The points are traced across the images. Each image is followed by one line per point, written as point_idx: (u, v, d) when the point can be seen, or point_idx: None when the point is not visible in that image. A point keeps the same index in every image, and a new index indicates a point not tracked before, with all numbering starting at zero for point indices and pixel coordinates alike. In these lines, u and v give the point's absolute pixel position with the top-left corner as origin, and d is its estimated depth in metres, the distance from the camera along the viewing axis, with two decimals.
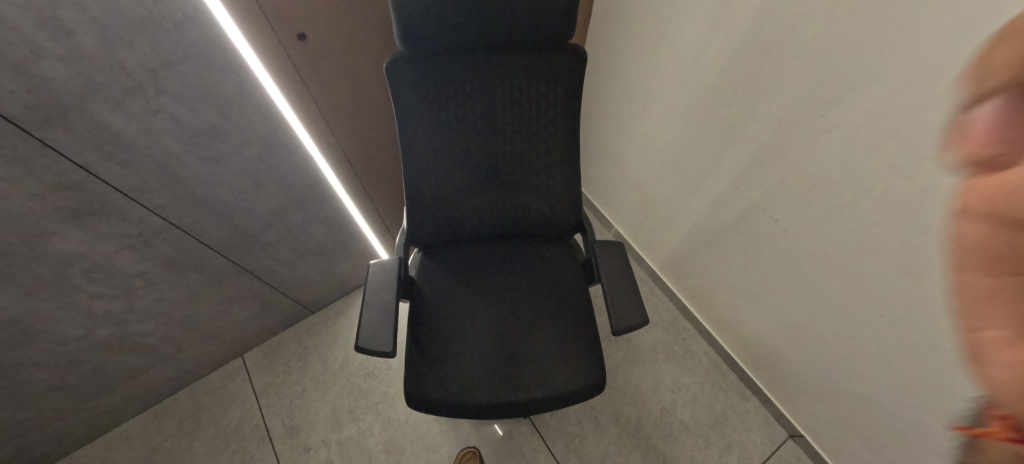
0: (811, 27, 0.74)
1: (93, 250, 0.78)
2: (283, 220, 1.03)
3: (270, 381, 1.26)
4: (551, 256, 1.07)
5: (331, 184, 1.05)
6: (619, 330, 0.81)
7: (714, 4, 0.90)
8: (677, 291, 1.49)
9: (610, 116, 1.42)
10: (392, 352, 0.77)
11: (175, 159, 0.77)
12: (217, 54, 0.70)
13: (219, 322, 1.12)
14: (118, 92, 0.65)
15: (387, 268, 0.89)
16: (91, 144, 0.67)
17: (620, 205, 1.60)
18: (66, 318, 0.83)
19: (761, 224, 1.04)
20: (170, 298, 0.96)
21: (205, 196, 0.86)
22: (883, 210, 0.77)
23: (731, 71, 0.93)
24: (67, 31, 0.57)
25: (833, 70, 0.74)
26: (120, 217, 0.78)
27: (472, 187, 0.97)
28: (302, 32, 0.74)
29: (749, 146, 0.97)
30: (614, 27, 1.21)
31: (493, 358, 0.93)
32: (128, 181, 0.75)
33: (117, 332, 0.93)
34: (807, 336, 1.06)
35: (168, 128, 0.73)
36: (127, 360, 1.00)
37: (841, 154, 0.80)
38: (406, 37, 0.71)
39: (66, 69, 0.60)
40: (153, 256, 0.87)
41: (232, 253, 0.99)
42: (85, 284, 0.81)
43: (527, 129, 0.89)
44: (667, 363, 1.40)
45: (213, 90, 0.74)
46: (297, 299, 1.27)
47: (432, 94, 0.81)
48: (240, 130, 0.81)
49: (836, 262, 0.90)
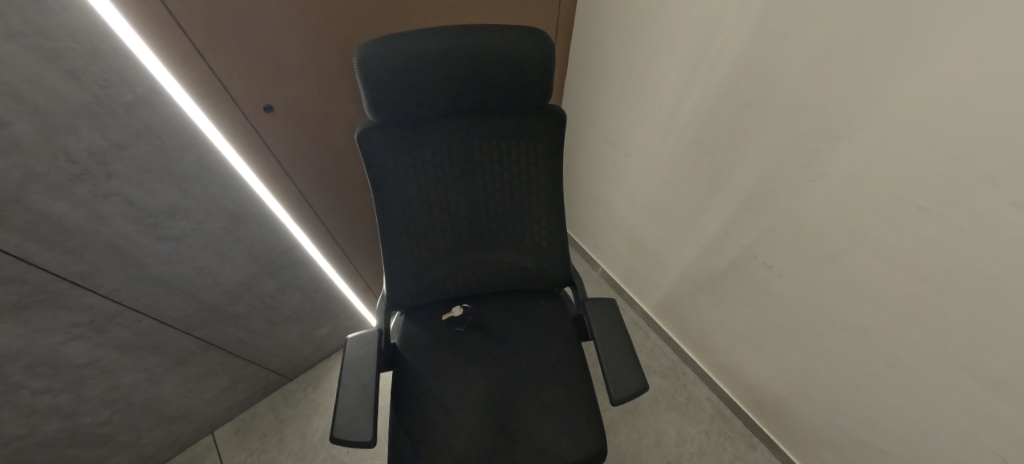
0: (788, 82, 0.74)
1: (36, 345, 0.71)
2: (255, 290, 0.97)
3: (244, 460, 1.15)
4: (539, 312, 1.03)
5: (307, 248, 1.00)
6: (618, 399, 0.74)
7: (688, 55, 0.90)
8: (672, 333, 1.45)
9: (592, 159, 1.41)
10: (372, 440, 0.70)
11: (131, 241, 0.72)
12: (176, 133, 0.67)
13: (185, 402, 1.03)
14: (62, 180, 0.61)
15: (366, 341, 0.84)
16: (31, 236, 0.61)
17: (608, 246, 1.57)
18: (6, 419, 0.74)
19: (755, 271, 1.01)
20: (127, 383, 0.88)
21: (166, 275, 0.80)
22: (881, 262, 0.74)
23: (711, 121, 0.92)
24: (2, 122, 0.53)
25: (816, 122, 0.73)
26: (67, 306, 0.71)
27: (453, 248, 0.92)
28: (268, 104, 0.73)
29: (734, 195, 0.96)
30: (591, 77, 1.23)
31: (485, 431, 0.86)
32: (75, 268, 0.69)
33: (67, 426, 0.84)
34: (813, 385, 1.00)
35: (121, 211, 0.69)
36: (79, 454, 0.90)
37: (829, 207, 0.78)
38: (378, 108, 0.68)
39: (0, 161, 0.54)
40: (107, 342, 0.79)
41: (198, 330, 0.93)
42: (27, 381, 0.73)
43: (506, 187, 0.86)
44: (669, 412, 1.34)
45: (171, 169, 0.70)
46: (273, 367, 1.19)
47: (407, 160, 0.78)
48: (203, 205, 0.77)
49: (836, 311, 0.87)
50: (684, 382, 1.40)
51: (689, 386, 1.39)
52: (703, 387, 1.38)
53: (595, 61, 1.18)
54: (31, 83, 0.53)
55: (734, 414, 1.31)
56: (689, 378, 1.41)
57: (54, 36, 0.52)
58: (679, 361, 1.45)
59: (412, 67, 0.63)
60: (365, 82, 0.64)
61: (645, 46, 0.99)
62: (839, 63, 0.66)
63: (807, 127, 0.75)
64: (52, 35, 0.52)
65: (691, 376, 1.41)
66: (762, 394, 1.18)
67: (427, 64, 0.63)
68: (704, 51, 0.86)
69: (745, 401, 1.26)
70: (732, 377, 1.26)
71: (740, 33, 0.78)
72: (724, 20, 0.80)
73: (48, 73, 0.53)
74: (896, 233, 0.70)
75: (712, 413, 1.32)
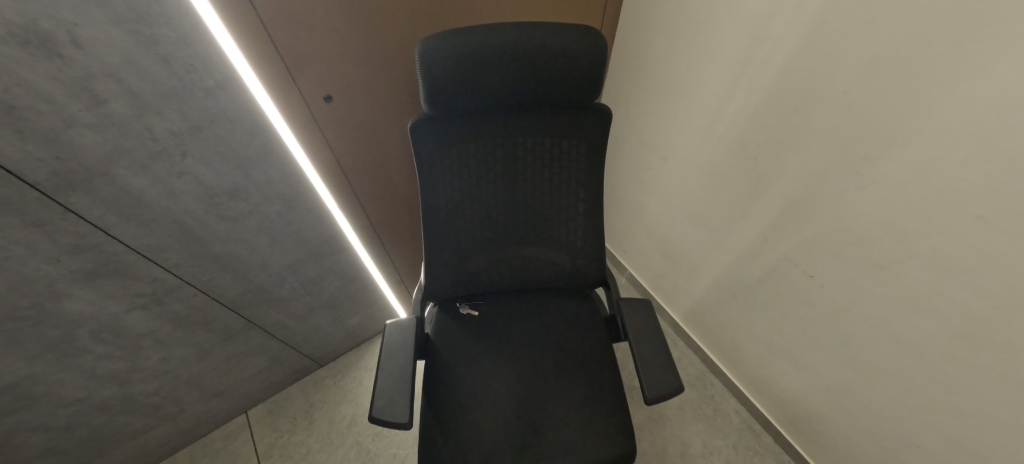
0: (839, 87, 0.74)
1: (103, 311, 0.77)
2: (298, 274, 1.01)
3: (275, 441, 1.18)
4: (571, 311, 1.04)
5: (348, 237, 1.04)
6: (651, 398, 0.74)
7: (735, 60, 0.90)
8: (701, 343, 1.43)
9: (627, 164, 1.42)
10: (407, 422, 0.71)
11: (196, 219, 0.77)
12: (245, 118, 0.72)
13: (225, 379, 1.07)
14: (144, 157, 0.66)
15: (403, 328, 0.86)
16: (111, 207, 0.67)
17: (638, 252, 1.57)
18: (71, 380, 0.80)
19: (793, 279, 0.98)
20: (177, 356, 0.93)
21: (222, 253, 0.85)
22: (932, 272, 0.71)
23: (756, 126, 0.92)
24: (101, 100, 0.59)
25: (868, 128, 0.72)
26: (135, 277, 0.77)
27: (490, 242, 0.94)
28: (328, 95, 0.76)
29: (775, 201, 0.94)
30: (632, 81, 1.24)
31: (514, 424, 0.86)
32: (146, 241, 0.74)
33: (121, 392, 0.89)
34: (849, 403, 0.97)
35: (190, 189, 0.74)
36: (127, 421, 0.95)
37: (879, 214, 0.76)
38: (432, 101, 0.71)
39: (95, 136, 0.61)
40: (164, 315, 0.85)
41: (244, 309, 0.97)
42: (92, 345, 0.79)
43: (547, 184, 0.87)
44: (695, 422, 1.31)
45: (238, 152, 0.75)
46: (307, 352, 1.23)
47: (455, 153, 0.80)
48: (262, 188, 0.82)
49: (880, 324, 0.83)
50: (711, 393, 1.37)
51: (717, 397, 1.36)
52: (731, 400, 1.34)
53: (636, 65, 1.19)
54: (128, 66, 0.58)
55: (764, 430, 1.26)
56: (717, 390, 1.37)
57: (151, 22, 0.57)
58: (706, 372, 1.42)
59: (471, 62, 0.64)
60: (422, 74, 0.66)
61: (690, 50, 1.00)
62: (897, 68, 0.65)
63: (858, 132, 0.74)
64: (150, 22, 0.57)
65: (719, 387, 1.38)
66: (794, 410, 1.14)
67: (485, 59, 0.64)
68: (752, 56, 0.87)
69: (777, 417, 1.21)
70: (763, 391, 1.22)
71: (791, 36, 0.78)
72: (776, 22, 0.80)
73: (144, 57, 0.59)
74: (948, 242, 0.68)
75: (740, 427, 1.29)
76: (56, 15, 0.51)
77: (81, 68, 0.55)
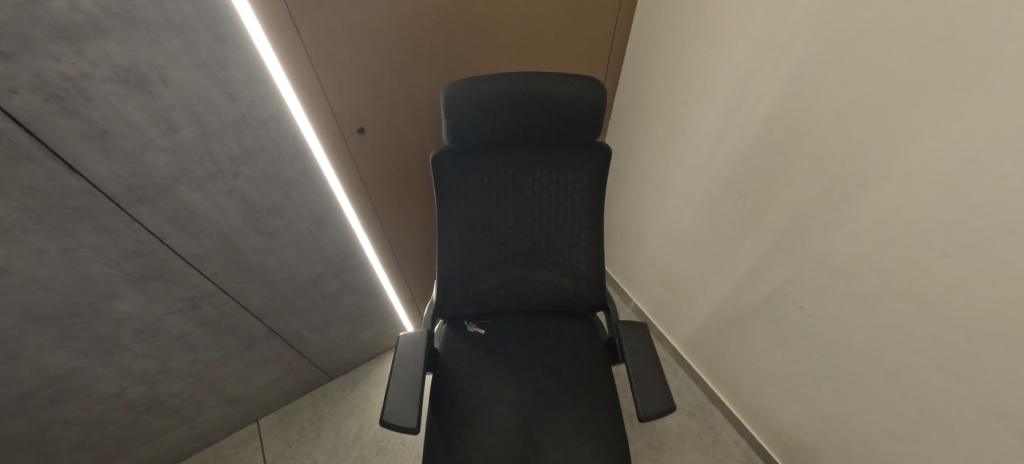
0: (816, 133, 0.83)
1: (147, 312, 0.85)
2: (320, 287, 1.09)
3: (282, 451, 1.21)
4: (572, 332, 1.10)
5: (368, 255, 1.12)
6: (645, 416, 0.78)
7: (727, 106, 1.00)
8: (702, 373, 1.44)
9: (630, 196, 1.51)
10: (415, 427, 0.76)
11: (236, 233, 0.87)
12: (290, 146, 0.83)
13: (242, 386, 1.13)
14: (203, 176, 0.76)
15: (415, 340, 0.92)
16: (170, 219, 0.77)
17: (642, 281, 1.62)
18: (108, 376, 0.87)
19: (787, 311, 1.02)
20: (203, 360, 0.99)
21: (256, 265, 0.94)
22: (911, 304, 0.76)
23: (747, 165, 1.00)
24: (176, 128, 0.69)
25: (844, 170, 0.80)
26: (178, 283, 0.85)
27: (498, 264, 1.01)
28: (362, 127, 0.87)
29: (765, 235, 1.01)
30: (634, 121, 1.34)
31: (515, 438, 0.90)
32: (192, 250, 0.83)
33: (149, 391, 0.96)
34: (842, 435, 0.98)
35: (236, 206, 0.83)
36: (149, 421, 1.01)
37: (859, 249, 0.82)
38: (454, 137, 0.80)
39: (166, 158, 0.71)
40: (198, 319, 0.93)
41: (268, 319, 1.05)
42: (132, 343, 0.87)
43: (552, 211, 0.95)
44: (695, 453, 1.32)
45: (280, 174, 0.85)
46: (319, 364, 1.29)
47: (470, 182, 0.89)
48: (297, 207, 0.91)
49: (867, 355, 0.86)
50: (712, 423, 1.38)
51: (717, 428, 1.36)
52: (732, 431, 1.35)
53: (638, 107, 1.30)
54: (202, 100, 0.69)
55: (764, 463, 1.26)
56: (718, 420, 1.38)
57: (225, 66, 0.68)
58: (707, 402, 1.43)
59: (489, 105, 0.75)
60: (447, 114, 0.76)
61: (686, 96, 1.11)
62: (865, 119, 0.74)
63: (836, 174, 0.82)
64: (225, 66, 0.68)
65: (719, 418, 1.39)
66: (793, 443, 1.14)
67: (500, 103, 0.74)
68: (740, 103, 0.97)
69: (777, 449, 1.21)
70: (762, 422, 1.23)
71: (774, 87, 0.88)
72: (760, 76, 0.90)
73: (214, 94, 0.70)
74: (921, 276, 0.73)
75: (741, 459, 1.29)
76: (153, 61, 0.62)
77: (165, 102, 0.66)
